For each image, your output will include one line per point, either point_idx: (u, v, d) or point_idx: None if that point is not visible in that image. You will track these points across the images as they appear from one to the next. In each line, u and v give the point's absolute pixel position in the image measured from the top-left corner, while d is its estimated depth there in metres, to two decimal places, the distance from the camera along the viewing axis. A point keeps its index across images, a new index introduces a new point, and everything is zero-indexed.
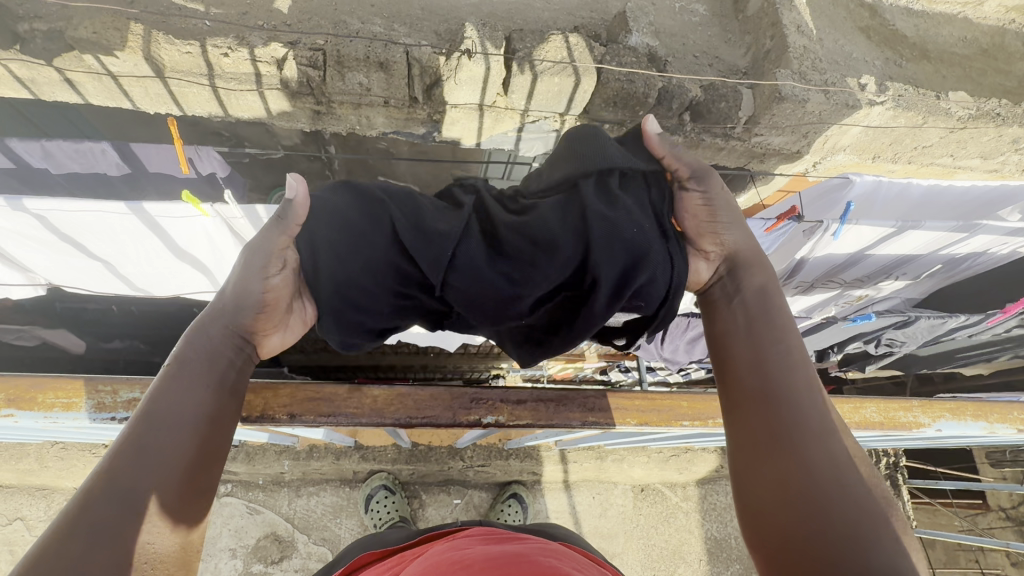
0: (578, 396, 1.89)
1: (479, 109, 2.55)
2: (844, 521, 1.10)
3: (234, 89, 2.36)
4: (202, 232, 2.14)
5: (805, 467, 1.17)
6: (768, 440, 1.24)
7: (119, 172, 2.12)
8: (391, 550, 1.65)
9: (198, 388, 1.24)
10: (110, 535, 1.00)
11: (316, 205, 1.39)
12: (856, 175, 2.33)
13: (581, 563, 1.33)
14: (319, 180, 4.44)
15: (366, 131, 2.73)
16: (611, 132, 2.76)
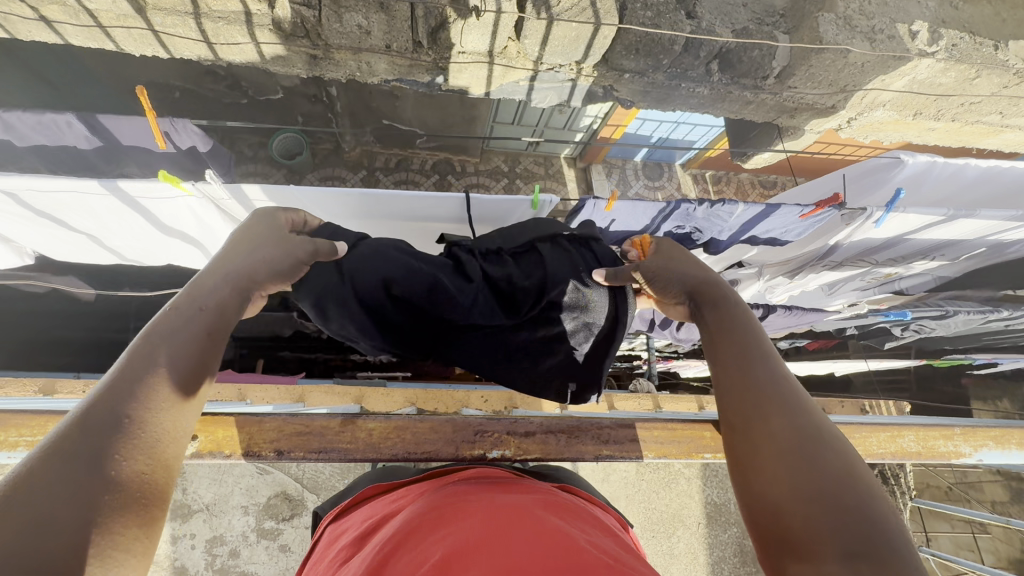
0: (591, 425, 1.58)
1: (489, 56, 2.33)
2: (828, 481, 0.90)
3: (223, 30, 2.17)
4: (187, 208, 1.91)
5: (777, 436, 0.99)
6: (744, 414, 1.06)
7: (91, 145, 2.00)
8: (396, 483, 1.45)
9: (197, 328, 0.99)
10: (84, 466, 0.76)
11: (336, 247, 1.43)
12: (908, 155, 2.17)
13: (590, 520, 1.14)
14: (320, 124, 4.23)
15: (366, 79, 2.54)
16: (631, 83, 2.53)
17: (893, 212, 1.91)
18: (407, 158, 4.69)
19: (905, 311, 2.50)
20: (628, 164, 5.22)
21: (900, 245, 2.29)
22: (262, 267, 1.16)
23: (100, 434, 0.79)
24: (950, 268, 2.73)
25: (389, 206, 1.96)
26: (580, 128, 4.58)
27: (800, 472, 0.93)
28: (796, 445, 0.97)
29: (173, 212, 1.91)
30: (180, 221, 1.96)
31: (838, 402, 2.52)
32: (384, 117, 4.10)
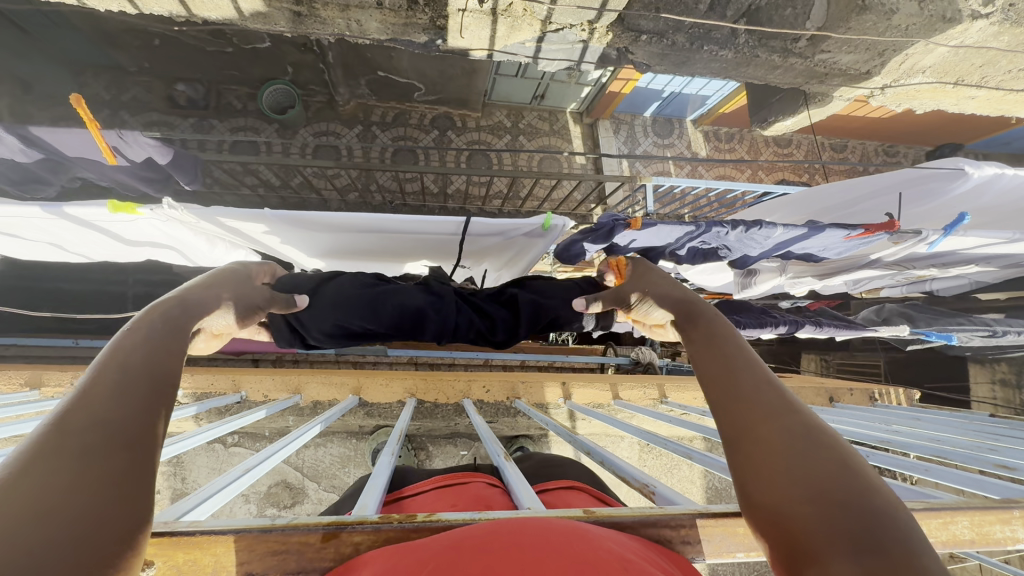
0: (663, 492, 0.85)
1: (492, 12, 2.08)
2: (824, 484, 0.63)
3: None
4: (160, 231, 1.47)
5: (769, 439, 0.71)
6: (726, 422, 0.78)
7: (29, 158, 1.43)
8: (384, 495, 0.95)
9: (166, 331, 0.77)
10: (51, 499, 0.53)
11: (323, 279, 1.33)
12: (973, 166, 1.64)
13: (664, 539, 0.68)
14: (311, 76, 3.94)
15: (357, 38, 2.31)
16: (650, 45, 2.29)
17: (953, 236, 1.53)
18: (405, 113, 4.41)
19: (947, 331, 2.12)
20: (638, 119, 4.91)
21: (946, 256, 1.90)
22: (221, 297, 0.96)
23: (70, 466, 0.56)
24: (991, 274, 2.31)
25: (390, 227, 1.51)
26: (588, 81, 4.28)
27: (805, 480, 0.64)
28: (785, 445, 0.68)
29: (157, 233, 1.47)
30: (170, 241, 1.52)
31: (847, 390, 2.47)
32: (380, 70, 3.82)
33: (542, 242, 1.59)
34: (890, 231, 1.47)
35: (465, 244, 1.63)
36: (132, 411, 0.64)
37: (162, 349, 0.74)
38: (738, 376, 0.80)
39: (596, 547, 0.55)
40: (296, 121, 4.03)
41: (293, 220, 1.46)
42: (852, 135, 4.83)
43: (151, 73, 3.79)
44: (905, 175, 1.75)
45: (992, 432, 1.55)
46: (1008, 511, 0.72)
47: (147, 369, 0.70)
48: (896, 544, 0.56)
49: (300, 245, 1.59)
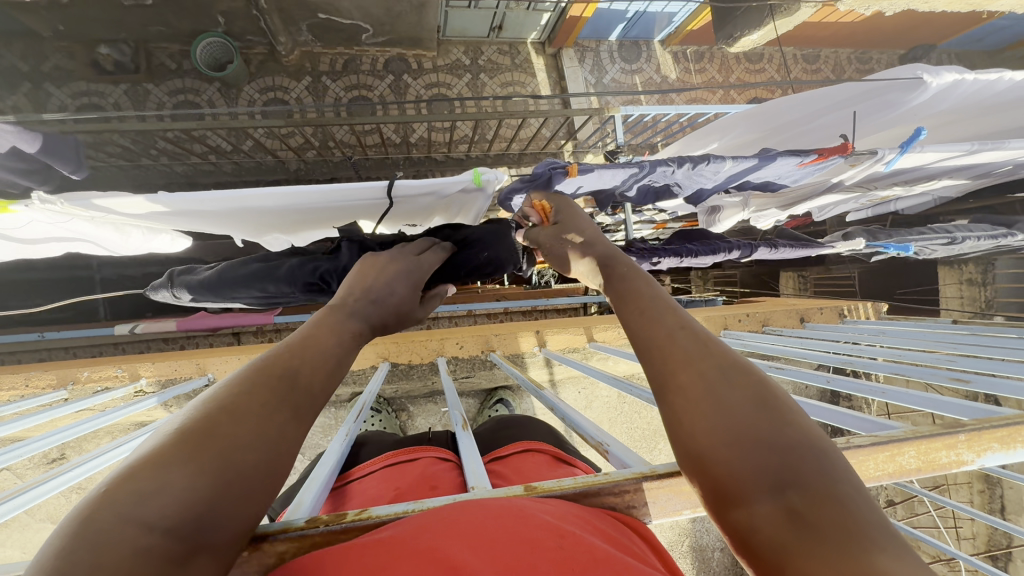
0: (619, 461, 0.83)
1: None
2: (755, 429, 0.60)
3: None
4: (55, 226, 1.34)
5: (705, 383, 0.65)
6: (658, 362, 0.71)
7: None
8: (344, 485, 0.94)
9: (334, 336, 0.81)
10: (169, 488, 0.52)
11: (234, 267, 1.49)
12: (931, 74, 1.56)
13: (590, 514, 0.65)
14: (247, 25, 3.58)
15: None
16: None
17: (911, 153, 1.48)
18: (355, 58, 4.08)
19: (905, 242, 2.11)
20: (603, 44, 4.63)
21: (908, 173, 1.85)
22: (398, 291, 1.05)
23: (207, 463, 0.55)
24: (956, 187, 2.30)
25: (318, 201, 1.37)
26: (547, 7, 4.00)
27: (727, 426, 0.61)
28: (718, 394, 0.64)
29: (60, 229, 1.34)
30: (80, 235, 1.39)
31: (817, 309, 2.51)
32: (318, 12, 3.50)
33: (482, 197, 1.46)
34: (844, 154, 1.42)
35: (406, 207, 1.49)
36: (283, 429, 0.63)
37: (331, 355, 0.77)
38: (656, 327, 0.75)
39: (533, 524, 0.55)
40: (239, 77, 3.71)
41: (210, 209, 1.32)
42: (825, 43, 4.61)
43: (67, 36, 3.42)
44: (863, 88, 1.67)
45: (951, 342, 1.59)
46: (956, 437, 0.70)
47: (299, 386, 0.69)
48: (814, 480, 0.55)
49: (231, 230, 1.46)
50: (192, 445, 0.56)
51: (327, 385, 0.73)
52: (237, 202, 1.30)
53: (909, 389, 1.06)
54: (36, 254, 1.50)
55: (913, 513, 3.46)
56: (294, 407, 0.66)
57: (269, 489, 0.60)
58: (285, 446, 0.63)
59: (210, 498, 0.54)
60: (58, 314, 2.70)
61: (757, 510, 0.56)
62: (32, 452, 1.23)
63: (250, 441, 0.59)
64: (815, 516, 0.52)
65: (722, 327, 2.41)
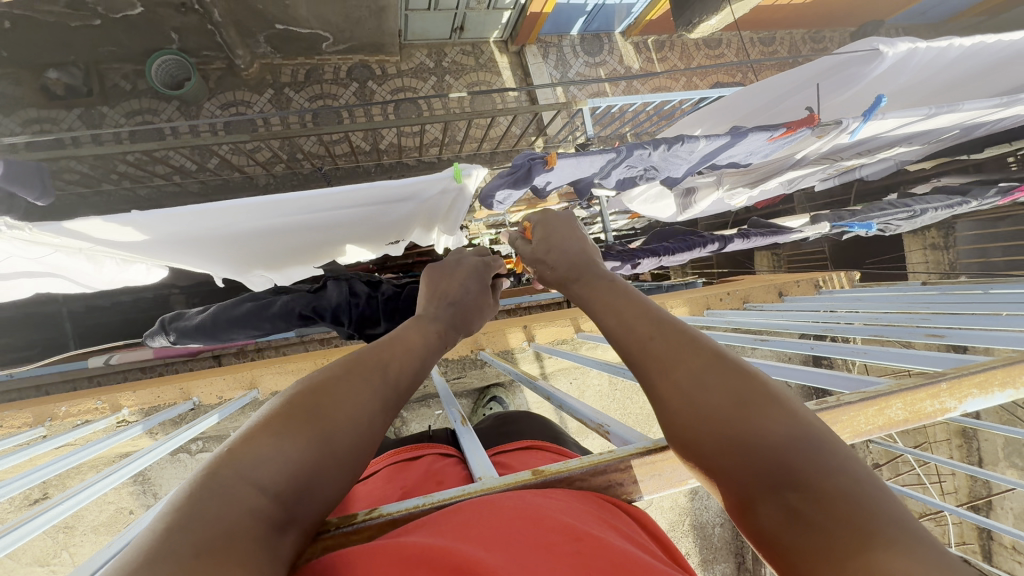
0: (619, 439, 0.84)
1: None
2: (755, 420, 0.60)
3: None
4: (21, 258, 1.27)
5: (703, 373, 0.66)
6: (652, 348, 0.72)
7: None
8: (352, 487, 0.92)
9: (412, 339, 0.85)
10: (271, 466, 0.56)
11: (225, 308, 1.46)
12: (888, 45, 1.59)
13: (606, 511, 0.64)
14: (201, 40, 3.49)
15: None
16: None
17: (874, 121, 1.52)
18: (317, 67, 4.02)
19: (869, 220, 2.13)
20: (565, 39, 4.66)
21: (869, 142, 1.91)
22: (469, 286, 1.11)
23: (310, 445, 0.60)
24: (916, 152, 2.39)
25: (295, 215, 1.34)
26: (506, 5, 4.00)
27: (715, 425, 0.62)
28: (713, 382, 0.65)
29: (28, 260, 1.29)
30: (50, 268, 1.34)
31: (794, 282, 2.58)
32: (276, 22, 3.44)
33: (462, 196, 1.46)
34: (812, 126, 1.45)
35: (386, 214, 1.49)
36: (372, 417, 0.68)
37: (413, 357, 0.81)
38: (644, 323, 0.76)
39: (554, 528, 0.54)
40: (197, 94, 3.62)
41: (186, 230, 1.28)
42: (780, 25, 4.73)
43: (12, 63, 3.28)
44: (823, 64, 1.73)
45: (921, 302, 1.66)
46: (938, 385, 0.73)
47: (387, 385, 0.72)
48: (815, 474, 0.55)
49: (208, 253, 1.43)
50: (293, 428, 0.60)
51: (411, 380, 0.77)
52: (214, 220, 1.26)
53: (887, 348, 1.11)
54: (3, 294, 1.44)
55: (898, 473, 3.61)
56: (383, 400, 0.70)
57: (355, 467, 0.64)
58: (375, 434, 0.67)
59: (306, 471, 0.58)
60: (25, 352, 2.59)
61: (766, 508, 0.58)
62: (17, 489, 1.20)
63: (345, 422, 0.64)
64: (815, 513, 0.53)
65: (704, 308, 2.46)
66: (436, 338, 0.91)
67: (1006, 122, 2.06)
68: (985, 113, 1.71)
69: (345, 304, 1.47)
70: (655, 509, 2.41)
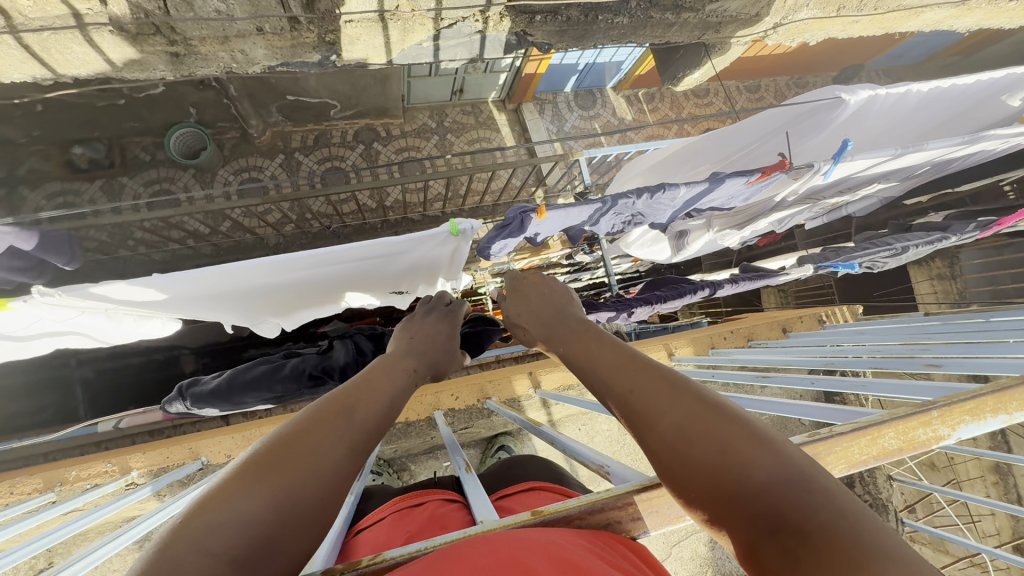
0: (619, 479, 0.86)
1: (380, 18, 2.07)
2: (744, 463, 0.63)
3: (52, 39, 1.82)
4: (49, 317, 1.33)
5: (689, 418, 0.71)
6: (639, 395, 0.77)
7: None
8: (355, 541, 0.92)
9: (386, 381, 0.89)
10: (234, 520, 0.58)
11: (238, 374, 1.50)
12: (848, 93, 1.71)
13: (600, 544, 0.65)
14: (217, 113, 3.73)
15: (247, 68, 2.22)
16: (546, 24, 2.31)
17: (843, 162, 1.59)
18: (325, 132, 4.27)
19: (851, 259, 2.16)
20: (559, 96, 4.93)
21: (846, 181, 1.98)
22: (440, 324, 1.22)
23: (272, 496, 0.63)
24: (896, 189, 2.47)
25: (303, 271, 1.41)
26: (503, 68, 4.25)
27: (708, 469, 0.65)
28: (701, 426, 0.69)
29: (55, 322, 1.35)
30: (74, 326, 1.40)
31: (797, 318, 2.58)
32: (287, 93, 3.70)
33: (461, 248, 1.52)
34: (784, 170, 1.53)
35: (387, 266, 1.55)
36: (339, 464, 0.71)
37: (385, 399, 0.85)
38: (630, 372, 0.82)
39: (537, 561, 0.55)
40: (212, 161, 3.83)
41: (200, 290, 1.34)
42: (764, 74, 4.99)
43: (42, 141, 3.49)
44: (791, 112, 1.86)
45: (923, 333, 1.66)
46: (928, 414, 0.75)
47: (357, 428, 0.76)
48: (802, 513, 0.58)
49: (224, 309, 1.49)
50: (259, 479, 0.64)
51: (379, 423, 0.80)
52: (229, 279, 1.33)
53: (886, 379, 1.14)
54: (20, 353, 1.48)
55: (931, 513, 3.46)
56: (352, 444, 0.74)
57: (323, 516, 0.67)
58: (342, 479, 0.70)
59: (270, 526, 0.61)
60: (36, 418, 2.61)
61: (756, 548, 0.60)
62: (26, 556, 1.19)
63: (309, 471, 0.67)
64: (804, 554, 0.55)
65: (709, 347, 2.46)
66: (409, 379, 0.96)
67: (975, 157, 2.15)
68: (954, 150, 1.79)
69: (351, 363, 1.52)
70: (675, 561, 2.31)
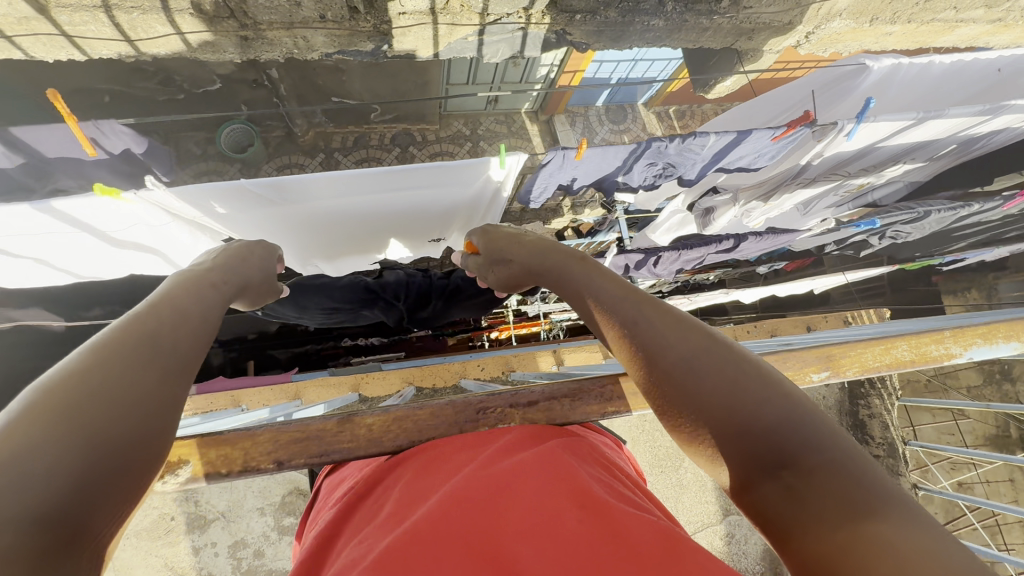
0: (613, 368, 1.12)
1: (431, 12, 2.23)
2: (756, 408, 0.72)
3: (139, 20, 2.03)
4: (141, 224, 1.58)
5: (703, 360, 0.78)
6: (654, 334, 0.84)
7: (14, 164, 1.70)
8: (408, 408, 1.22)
9: (193, 311, 0.83)
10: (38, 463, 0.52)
11: None
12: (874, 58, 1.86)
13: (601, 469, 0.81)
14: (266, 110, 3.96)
15: (306, 55, 2.41)
16: (584, 23, 2.44)
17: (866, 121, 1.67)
18: (364, 134, 4.49)
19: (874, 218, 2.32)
20: (591, 110, 5.06)
21: (872, 153, 2.05)
22: (242, 268, 1.18)
23: (85, 428, 0.57)
24: (923, 172, 2.52)
25: (369, 202, 1.71)
26: (538, 79, 4.42)
27: (723, 410, 0.74)
28: (717, 369, 0.77)
29: (145, 230, 1.61)
30: (155, 238, 1.66)
31: (821, 318, 2.60)
32: (332, 94, 3.93)
33: (500, 195, 1.84)
34: (809, 123, 1.60)
35: (440, 209, 1.88)
36: (161, 389, 0.67)
37: (191, 324, 0.80)
38: (642, 313, 0.87)
39: (557, 490, 0.70)
40: (257, 157, 4.05)
41: (286, 209, 1.63)
42: None
43: None
44: (819, 78, 2.03)
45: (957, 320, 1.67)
46: (941, 334, 0.93)
47: (174, 352, 0.71)
48: (806, 453, 0.68)
49: (292, 234, 1.77)
50: (57, 412, 0.56)
51: (195, 347, 0.76)
52: (313, 200, 1.62)
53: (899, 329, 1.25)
54: (106, 264, 1.74)
55: None
56: (168, 367, 0.69)
57: (151, 445, 0.63)
58: (169, 402, 0.67)
59: (84, 464, 0.56)
60: None
61: (761, 482, 0.70)
62: None
63: (131, 401, 0.62)
64: (806, 489, 0.66)
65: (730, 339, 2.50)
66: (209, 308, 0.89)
67: (1002, 137, 2.17)
68: (974, 122, 1.91)
69: None
70: None
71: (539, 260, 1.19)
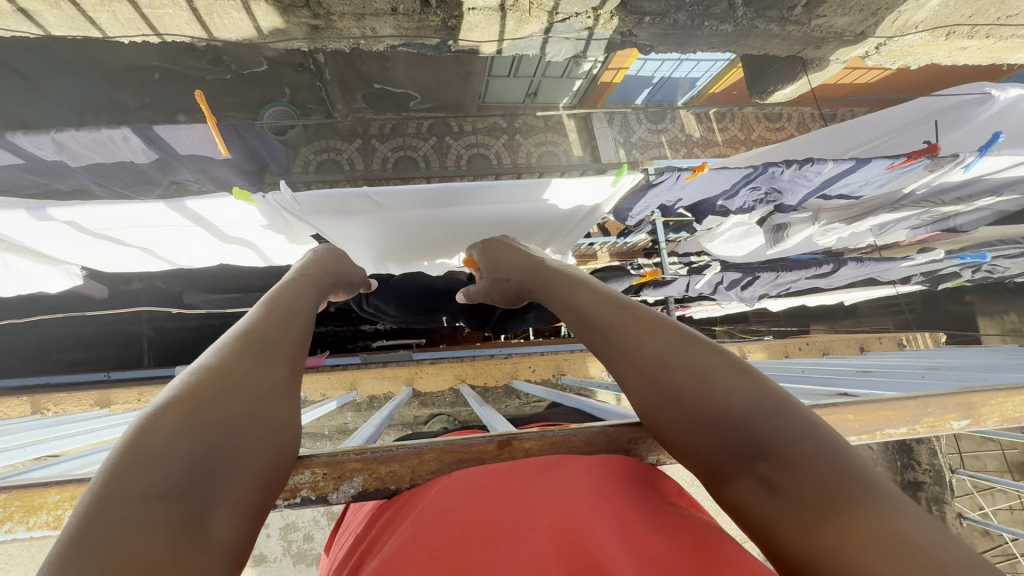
0: None
1: (500, 8, 2.20)
2: (723, 400, 0.68)
3: (216, 5, 2.04)
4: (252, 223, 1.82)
5: (676, 357, 0.75)
6: (628, 334, 0.81)
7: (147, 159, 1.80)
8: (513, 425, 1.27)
9: (284, 308, 0.84)
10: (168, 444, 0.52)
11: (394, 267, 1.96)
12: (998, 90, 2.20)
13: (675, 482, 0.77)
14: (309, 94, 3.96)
15: (372, 46, 2.41)
16: (652, 25, 2.39)
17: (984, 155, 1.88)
18: (402, 122, 4.46)
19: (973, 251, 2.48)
20: (629, 108, 4.97)
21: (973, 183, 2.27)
22: (339, 269, 1.27)
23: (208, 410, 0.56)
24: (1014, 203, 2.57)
25: (472, 210, 1.98)
26: (580, 75, 4.37)
27: (692, 405, 0.70)
28: (689, 363, 0.73)
29: (253, 229, 1.84)
30: (260, 235, 1.88)
31: (875, 338, 2.55)
32: (375, 80, 3.91)
33: (588, 215, 2.09)
34: (933, 154, 1.83)
35: (526, 226, 2.12)
36: (268, 373, 0.66)
37: (280, 316, 0.80)
38: (617, 313, 0.85)
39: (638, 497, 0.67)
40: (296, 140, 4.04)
41: (402, 206, 1.89)
42: (842, 103, 4.92)
43: None
44: (939, 104, 2.32)
45: None
46: None
47: (269, 342, 0.72)
48: (783, 443, 0.61)
49: (398, 229, 2.02)
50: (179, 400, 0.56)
51: (289, 337, 0.77)
52: (428, 202, 1.89)
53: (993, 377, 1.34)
54: (212, 256, 1.98)
55: None
56: (269, 354, 0.69)
57: (267, 425, 0.62)
58: (275, 385, 0.66)
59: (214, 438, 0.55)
60: None
61: (739, 479, 0.63)
62: None
63: (241, 384, 0.62)
64: (783, 481, 0.58)
65: (782, 354, 2.47)
66: (299, 301, 0.91)
67: None
68: None
69: None
70: None
71: (526, 274, 1.19)
